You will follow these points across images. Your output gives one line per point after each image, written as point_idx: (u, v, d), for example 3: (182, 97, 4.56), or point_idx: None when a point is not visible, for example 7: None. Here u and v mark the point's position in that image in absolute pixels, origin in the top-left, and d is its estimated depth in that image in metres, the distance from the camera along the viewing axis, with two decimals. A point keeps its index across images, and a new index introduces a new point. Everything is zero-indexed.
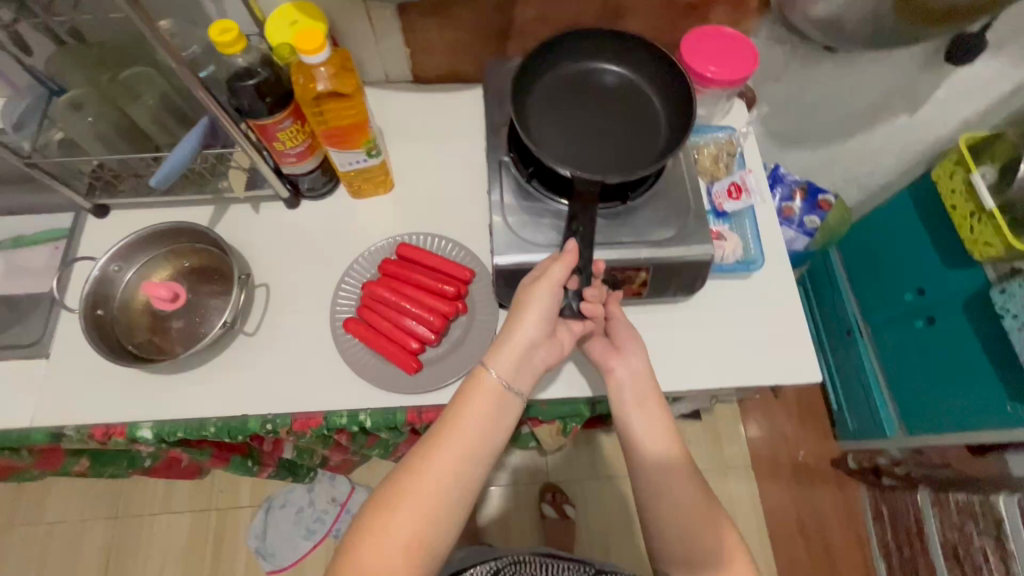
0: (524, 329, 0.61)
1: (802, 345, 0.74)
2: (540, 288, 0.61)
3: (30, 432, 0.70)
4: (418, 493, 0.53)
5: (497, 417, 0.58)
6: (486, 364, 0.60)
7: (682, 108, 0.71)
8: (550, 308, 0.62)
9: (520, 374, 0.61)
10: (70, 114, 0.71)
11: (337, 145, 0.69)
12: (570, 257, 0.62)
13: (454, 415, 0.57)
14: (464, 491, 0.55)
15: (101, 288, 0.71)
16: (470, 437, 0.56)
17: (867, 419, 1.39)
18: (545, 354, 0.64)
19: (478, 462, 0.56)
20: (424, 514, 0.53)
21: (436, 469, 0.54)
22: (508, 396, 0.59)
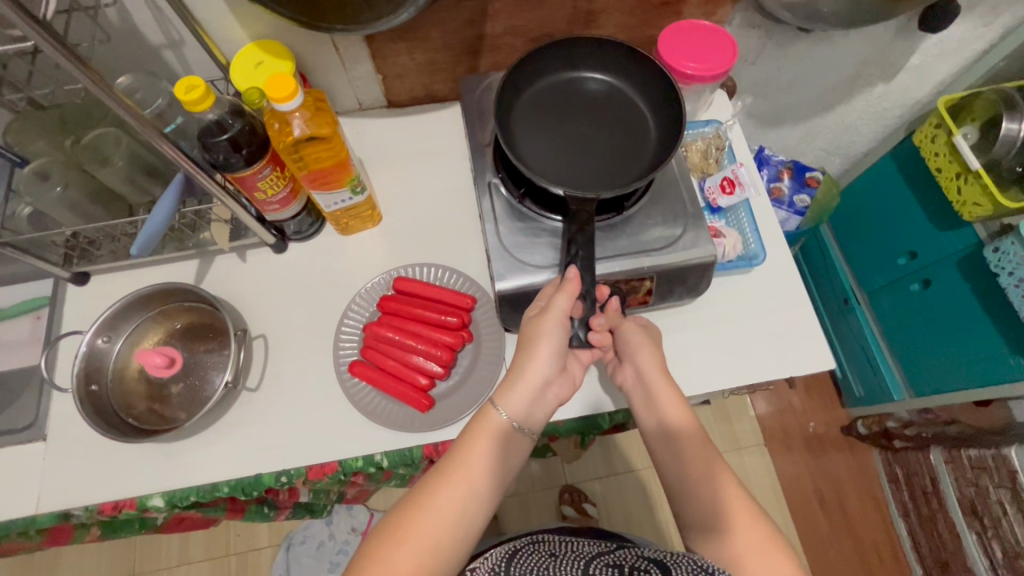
0: (537, 366, 0.60)
1: (811, 332, 0.73)
2: (550, 325, 0.60)
3: (36, 516, 0.68)
4: (424, 529, 0.51)
5: (506, 457, 0.57)
6: (497, 404, 0.58)
7: (667, 111, 0.70)
8: (559, 343, 0.61)
9: (530, 414, 0.60)
10: (37, 184, 0.67)
11: (321, 186, 0.66)
12: (573, 284, 0.60)
13: (462, 451, 0.56)
14: (469, 529, 0.53)
15: (92, 362, 0.68)
16: (479, 475, 0.55)
17: (873, 385, 1.41)
18: (557, 392, 0.62)
19: (485, 499, 0.55)
20: (429, 550, 0.51)
21: (442, 505, 0.53)
22: (518, 436, 0.59)
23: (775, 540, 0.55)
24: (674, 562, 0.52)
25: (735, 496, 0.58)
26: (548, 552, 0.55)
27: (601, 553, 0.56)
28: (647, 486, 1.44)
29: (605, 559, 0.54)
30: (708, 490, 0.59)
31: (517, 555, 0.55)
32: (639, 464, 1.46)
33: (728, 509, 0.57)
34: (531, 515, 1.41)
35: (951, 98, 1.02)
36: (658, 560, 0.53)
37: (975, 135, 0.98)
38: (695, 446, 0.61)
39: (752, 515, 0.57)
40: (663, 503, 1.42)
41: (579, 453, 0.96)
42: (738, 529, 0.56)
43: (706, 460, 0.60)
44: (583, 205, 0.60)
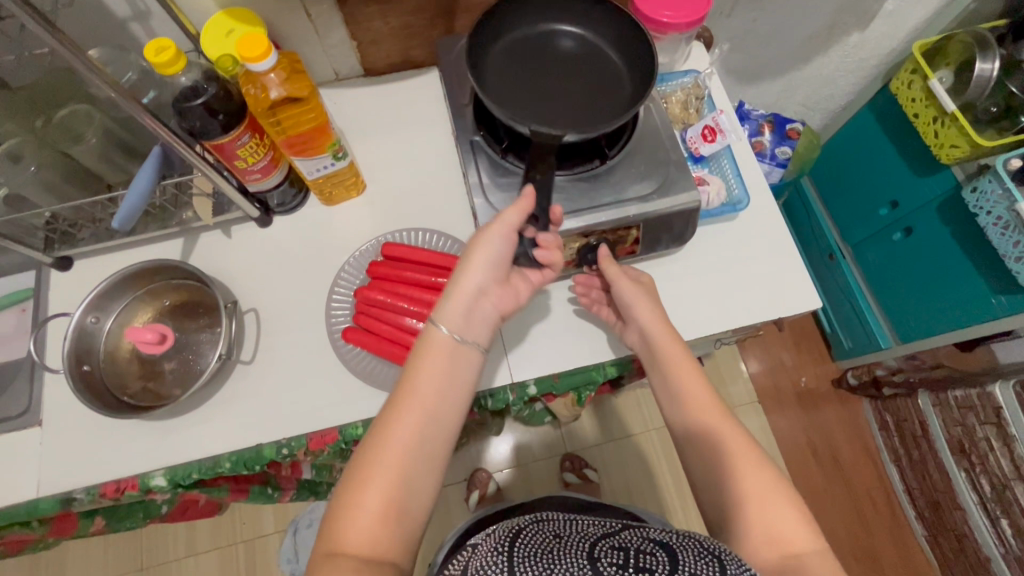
0: (471, 277, 0.57)
1: (796, 275, 0.74)
2: (493, 239, 0.57)
3: (38, 502, 0.67)
4: (386, 462, 0.50)
5: (456, 374, 0.55)
6: (436, 321, 0.56)
7: (639, 57, 0.69)
8: (503, 251, 0.59)
9: (473, 325, 0.57)
10: (10, 167, 0.66)
11: (300, 153, 0.65)
12: (525, 202, 0.59)
13: (410, 377, 0.53)
14: (432, 452, 0.52)
15: (82, 342, 0.68)
16: (431, 397, 0.52)
17: (860, 335, 1.43)
18: (497, 300, 0.59)
19: (442, 420, 0.53)
20: (395, 483, 0.49)
21: (398, 435, 0.50)
22: (464, 349, 0.55)
23: (781, 486, 0.56)
24: (681, 547, 0.51)
25: (743, 444, 0.59)
26: (552, 534, 0.55)
27: (607, 534, 0.56)
28: (646, 449, 1.47)
29: (610, 540, 0.54)
30: (715, 436, 0.60)
31: (522, 535, 0.55)
32: (637, 428, 1.49)
33: (734, 456, 0.58)
34: (533, 485, 1.44)
35: (926, 43, 1.02)
36: (665, 543, 0.53)
37: (949, 79, 0.98)
38: (703, 397, 0.62)
39: (761, 462, 0.58)
40: (661, 462, 1.45)
41: (576, 413, 0.97)
42: (744, 477, 0.57)
43: (713, 411, 0.61)
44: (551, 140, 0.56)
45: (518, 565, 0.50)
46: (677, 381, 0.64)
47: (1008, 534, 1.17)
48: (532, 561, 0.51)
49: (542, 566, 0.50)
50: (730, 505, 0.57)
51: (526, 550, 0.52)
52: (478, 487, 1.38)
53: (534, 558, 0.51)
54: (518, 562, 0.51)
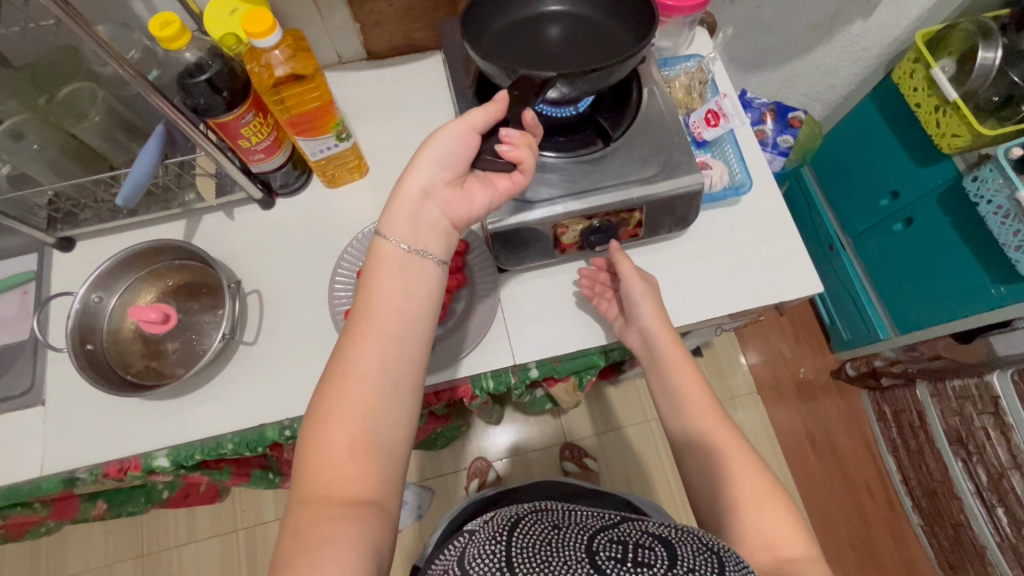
0: (417, 174, 0.55)
1: (798, 260, 0.75)
2: (440, 136, 0.55)
3: (40, 482, 0.68)
4: (348, 393, 0.47)
5: (414, 287, 0.53)
6: (383, 233, 0.54)
7: (636, 16, 0.65)
8: (454, 152, 0.56)
9: (424, 235, 0.55)
10: (12, 145, 0.65)
11: (304, 133, 0.65)
12: (497, 106, 0.57)
13: (365, 299, 0.51)
14: (398, 376, 0.49)
15: (86, 320, 0.68)
16: (388, 316, 0.50)
17: (860, 327, 1.44)
18: (444, 206, 0.56)
19: (404, 339, 0.51)
20: (363, 414, 0.47)
21: (358, 361, 0.48)
22: (416, 260, 0.53)
23: (776, 492, 0.57)
24: (679, 542, 0.52)
25: (739, 449, 0.60)
26: (552, 524, 0.56)
27: (605, 526, 0.56)
28: (645, 438, 1.47)
29: (610, 533, 0.54)
30: (710, 438, 0.62)
31: (521, 524, 0.56)
32: (636, 417, 1.50)
33: (730, 459, 0.60)
34: (532, 472, 1.44)
35: (930, 32, 1.01)
36: (663, 537, 0.53)
37: (952, 68, 0.98)
38: (701, 400, 0.64)
39: (758, 469, 0.59)
40: (659, 452, 1.46)
41: (576, 400, 0.97)
42: (739, 481, 0.58)
43: (711, 414, 0.63)
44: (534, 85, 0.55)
45: (515, 554, 0.51)
46: (676, 386, 0.65)
47: (1004, 523, 1.18)
48: (530, 551, 0.51)
49: (539, 556, 0.51)
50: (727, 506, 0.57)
51: (524, 541, 0.53)
52: (477, 475, 1.39)
53: (531, 549, 0.52)
54: (515, 552, 0.51)
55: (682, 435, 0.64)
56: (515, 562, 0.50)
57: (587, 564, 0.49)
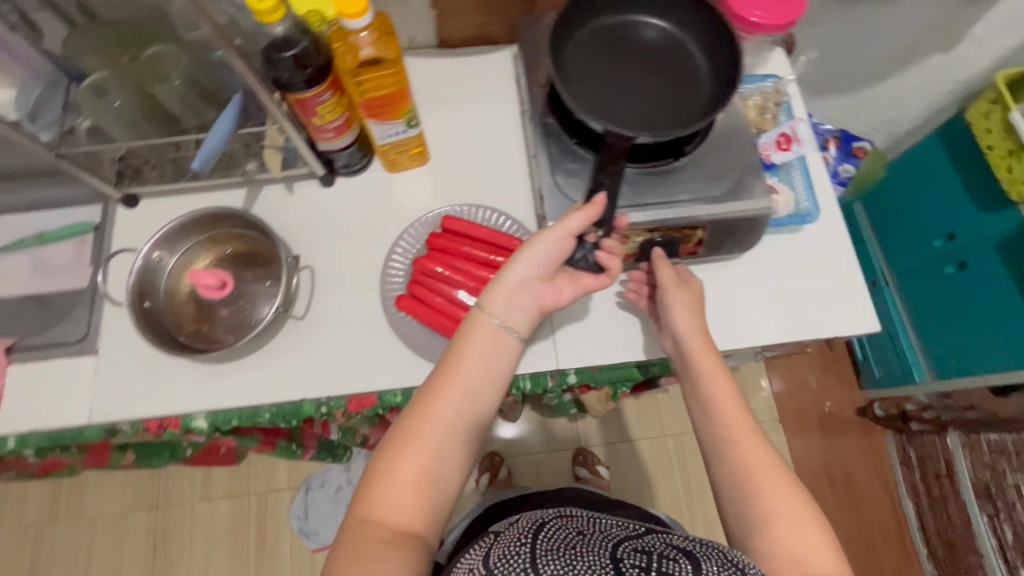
0: (518, 268, 0.57)
1: (855, 296, 0.73)
2: (544, 240, 0.56)
3: (84, 429, 0.70)
4: (424, 436, 0.50)
5: (500, 357, 0.54)
6: (481, 305, 0.55)
7: (720, 52, 0.64)
8: (554, 251, 0.58)
9: (516, 314, 0.56)
10: (93, 100, 0.68)
11: (376, 116, 0.66)
12: (594, 209, 0.57)
13: (455, 357, 0.53)
14: (469, 433, 0.51)
15: (146, 276, 0.70)
16: (473, 379, 0.52)
17: (894, 367, 1.41)
18: (536, 296, 0.58)
19: (481, 403, 0.52)
20: (433, 456, 0.49)
21: (439, 411, 0.51)
22: (506, 337, 0.54)
23: (808, 515, 0.56)
24: (704, 555, 0.52)
25: (769, 468, 0.58)
26: (576, 530, 0.56)
27: (630, 536, 0.56)
28: (660, 453, 1.46)
29: (633, 542, 0.54)
30: (739, 456, 0.60)
31: (545, 529, 0.55)
32: (654, 432, 1.48)
33: (756, 478, 0.58)
34: (544, 475, 1.44)
35: (1012, 71, 0.96)
36: (687, 550, 0.53)
37: None
38: (733, 414, 0.61)
39: (787, 487, 0.57)
40: (673, 470, 1.45)
41: (606, 409, 0.96)
42: (767, 500, 0.57)
43: (743, 428, 0.61)
44: (624, 141, 0.53)
45: (540, 558, 0.51)
46: (709, 390, 0.63)
47: None
48: (555, 553, 0.51)
49: (564, 561, 0.50)
50: (752, 528, 0.56)
51: (548, 543, 0.53)
52: (489, 469, 1.39)
53: (555, 553, 0.51)
54: (540, 555, 0.51)
55: (707, 438, 0.63)
56: (540, 564, 0.50)
57: (610, 570, 0.49)
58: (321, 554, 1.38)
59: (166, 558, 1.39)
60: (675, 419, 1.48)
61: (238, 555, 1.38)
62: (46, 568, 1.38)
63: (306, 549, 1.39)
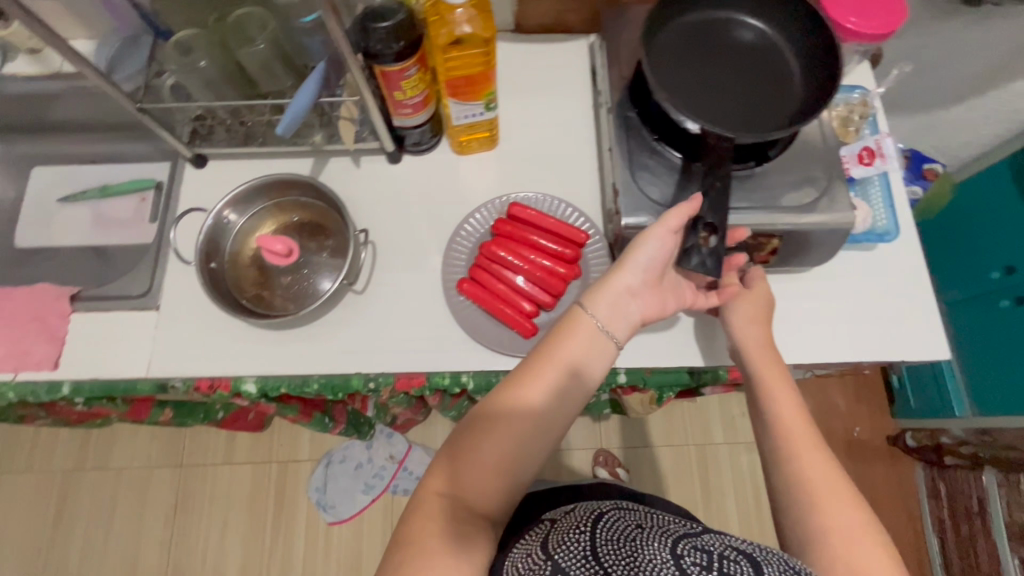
0: (625, 274, 0.57)
1: (927, 320, 0.71)
2: (647, 243, 0.56)
3: (139, 381, 0.70)
4: (509, 422, 0.51)
5: (595, 358, 0.55)
6: (584, 305, 0.57)
7: (817, 57, 0.63)
8: (658, 256, 0.58)
9: (616, 320, 0.57)
10: (179, 57, 0.69)
11: (458, 96, 0.65)
12: (691, 206, 0.56)
13: (551, 351, 0.54)
14: (553, 428, 0.53)
15: (214, 235, 0.70)
16: (567, 377, 0.54)
17: (932, 399, 1.36)
18: (641, 306, 0.58)
19: (570, 402, 0.54)
20: (515, 443, 0.51)
21: (529, 401, 0.52)
22: (604, 342, 0.56)
23: (873, 532, 0.52)
24: (766, 560, 0.48)
25: (833, 483, 0.55)
26: (634, 523, 0.54)
27: (689, 534, 0.53)
28: (682, 462, 1.44)
29: (693, 540, 0.51)
30: (798, 472, 0.56)
31: (603, 519, 0.54)
32: (677, 441, 1.46)
33: (816, 491, 0.54)
34: (562, 473, 1.43)
35: None
36: (749, 554, 0.49)
37: None
38: (798, 425, 0.58)
39: (852, 502, 0.54)
40: (694, 480, 1.43)
41: (649, 413, 0.95)
42: (828, 512, 0.53)
43: (804, 441, 0.57)
44: (724, 142, 0.56)
45: (600, 549, 0.50)
46: (771, 403, 0.60)
47: None
48: (616, 544, 0.51)
49: (625, 553, 0.50)
50: (810, 543, 0.53)
51: (608, 533, 0.52)
52: None
53: (617, 544, 0.51)
54: (601, 545, 0.51)
55: (764, 449, 0.59)
56: (601, 554, 0.50)
57: (671, 567, 0.47)
58: (336, 528, 1.39)
59: (185, 517, 1.41)
60: (700, 430, 1.46)
61: (255, 521, 1.40)
62: (71, 514, 1.41)
63: (323, 522, 1.40)
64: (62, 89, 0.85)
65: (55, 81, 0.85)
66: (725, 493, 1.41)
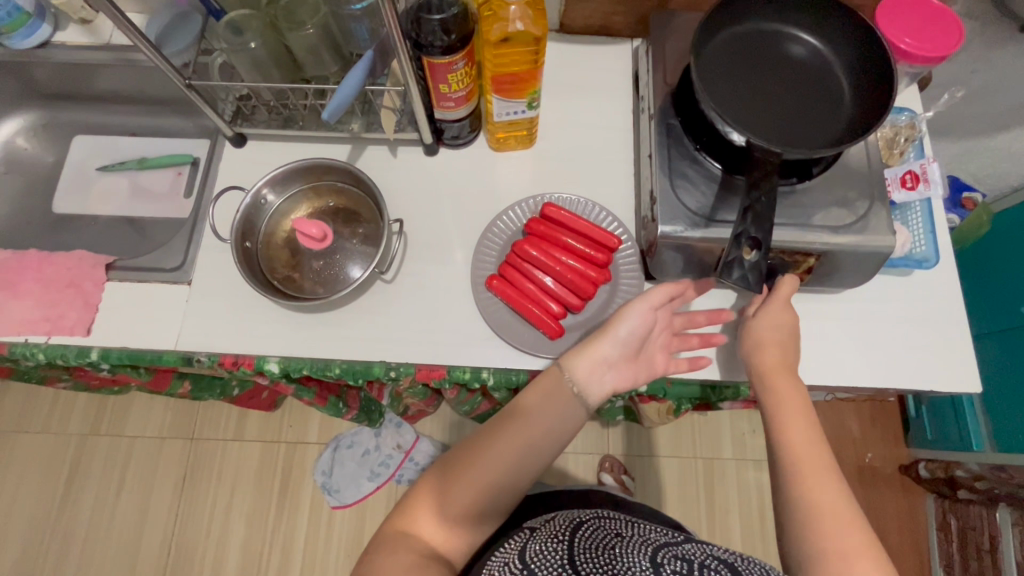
0: (607, 344, 0.60)
1: (960, 351, 0.69)
2: (627, 317, 0.60)
3: (165, 353, 0.71)
4: (476, 475, 0.55)
5: (567, 418, 0.59)
6: (563, 366, 0.60)
7: (870, 76, 0.62)
8: (638, 330, 0.60)
9: (593, 385, 0.60)
10: (232, 38, 0.69)
11: (503, 93, 0.65)
12: (673, 287, 0.63)
13: (525, 409, 0.58)
14: (520, 482, 0.57)
15: (251, 215, 0.71)
16: (539, 434, 0.57)
17: (950, 432, 1.33)
18: (619, 375, 0.61)
19: (538, 459, 0.57)
20: (481, 495, 0.55)
21: (498, 456, 0.56)
22: (577, 404, 0.59)
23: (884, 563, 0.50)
24: (747, 568, 0.48)
25: (838, 504, 0.53)
26: (614, 531, 0.55)
27: (669, 543, 0.53)
28: (688, 475, 1.43)
29: (674, 550, 0.51)
30: (810, 496, 0.54)
31: (582, 528, 0.55)
32: (684, 453, 1.45)
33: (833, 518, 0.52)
34: (567, 476, 1.43)
35: None
36: (730, 563, 0.49)
37: None
38: (805, 450, 0.56)
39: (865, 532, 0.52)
40: (699, 494, 1.41)
41: (664, 423, 0.94)
42: (839, 538, 0.51)
43: (811, 458, 0.56)
44: (771, 158, 0.56)
45: (577, 556, 0.50)
46: (779, 422, 0.59)
47: None
48: (593, 552, 0.51)
49: (602, 561, 0.49)
50: (811, 564, 0.51)
51: (586, 543, 0.52)
52: None
53: (594, 551, 0.51)
54: (578, 553, 0.51)
55: (773, 469, 0.58)
56: (577, 560, 0.50)
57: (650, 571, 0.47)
58: (339, 512, 1.41)
59: (192, 490, 1.43)
60: (710, 444, 1.45)
61: (261, 498, 1.42)
62: (82, 478, 1.43)
63: (327, 505, 1.41)
64: (107, 59, 0.86)
65: (101, 52, 0.86)
66: (730, 510, 1.40)
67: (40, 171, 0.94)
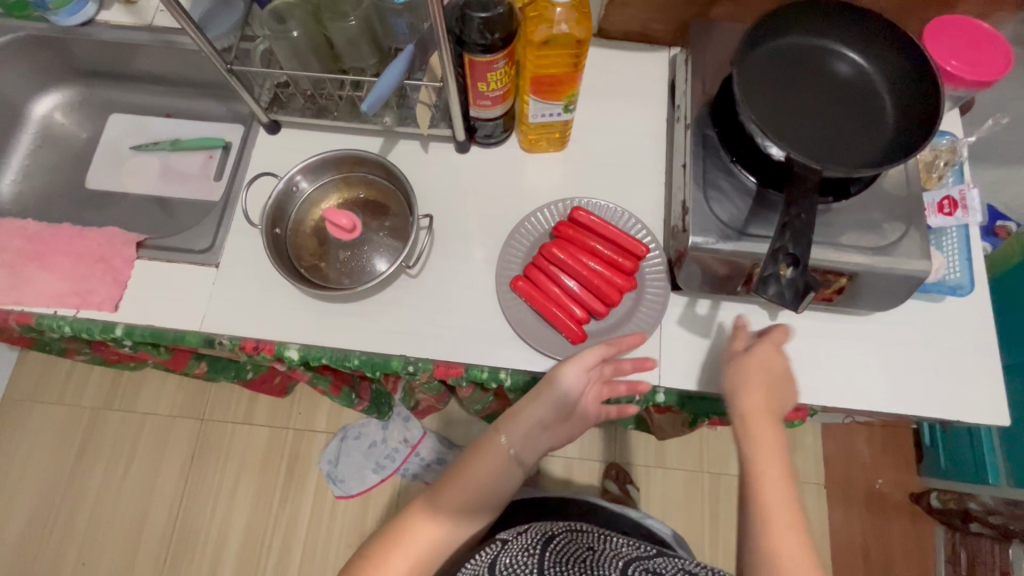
0: (538, 407, 0.62)
1: (988, 382, 0.68)
2: (560, 383, 0.61)
3: (187, 334, 0.71)
4: (415, 542, 0.57)
5: (502, 480, 0.62)
6: (498, 429, 0.63)
7: (915, 97, 0.61)
8: (572, 393, 0.62)
9: (527, 447, 0.63)
10: (275, 25, 0.70)
11: (540, 95, 0.65)
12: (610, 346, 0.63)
13: (462, 472, 0.61)
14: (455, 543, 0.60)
15: (281, 203, 0.72)
16: (474, 496, 0.60)
17: (967, 463, 1.28)
18: (551, 436, 0.64)
19: (473, 519, 0.61)
20: (419, 561, 0.57)
21: (436, 521, 0.59)
22: (512, 466, 0.62)
23: None
24: None
25: None
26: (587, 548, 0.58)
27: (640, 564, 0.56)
28: (693, 488, 1.42)
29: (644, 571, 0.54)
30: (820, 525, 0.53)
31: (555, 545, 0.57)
32: (691, 466, 1.43)
33: None
34: (572, 482, 1.42)
35: None
36: None
37: None
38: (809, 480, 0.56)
39: None
40: (704, 509, 1.40)
41: (677, 434, 0.93)
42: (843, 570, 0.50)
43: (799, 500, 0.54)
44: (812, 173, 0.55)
45: None
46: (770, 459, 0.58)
47: None
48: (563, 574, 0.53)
49: None
50: None
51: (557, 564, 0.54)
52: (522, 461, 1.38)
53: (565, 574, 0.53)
54: None
55: None
56: None
57: None
58: (343, 502, 1.41)
59: (198, 471, 1.44)
60: (717, 459, 1.43)
61: (266, 484, 1.42)
62: (92, 453, 1.45)
63: (330, 494, 1.42)
64: (147, 39, 0.87)
65: (142, 32, 0.87)
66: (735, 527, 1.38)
67: (74, 147, 0.96)
